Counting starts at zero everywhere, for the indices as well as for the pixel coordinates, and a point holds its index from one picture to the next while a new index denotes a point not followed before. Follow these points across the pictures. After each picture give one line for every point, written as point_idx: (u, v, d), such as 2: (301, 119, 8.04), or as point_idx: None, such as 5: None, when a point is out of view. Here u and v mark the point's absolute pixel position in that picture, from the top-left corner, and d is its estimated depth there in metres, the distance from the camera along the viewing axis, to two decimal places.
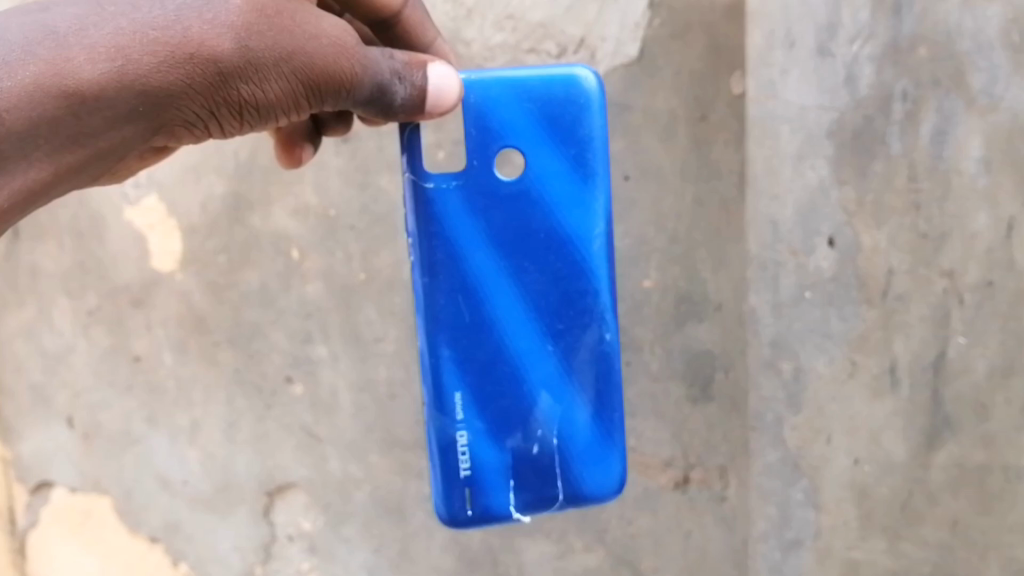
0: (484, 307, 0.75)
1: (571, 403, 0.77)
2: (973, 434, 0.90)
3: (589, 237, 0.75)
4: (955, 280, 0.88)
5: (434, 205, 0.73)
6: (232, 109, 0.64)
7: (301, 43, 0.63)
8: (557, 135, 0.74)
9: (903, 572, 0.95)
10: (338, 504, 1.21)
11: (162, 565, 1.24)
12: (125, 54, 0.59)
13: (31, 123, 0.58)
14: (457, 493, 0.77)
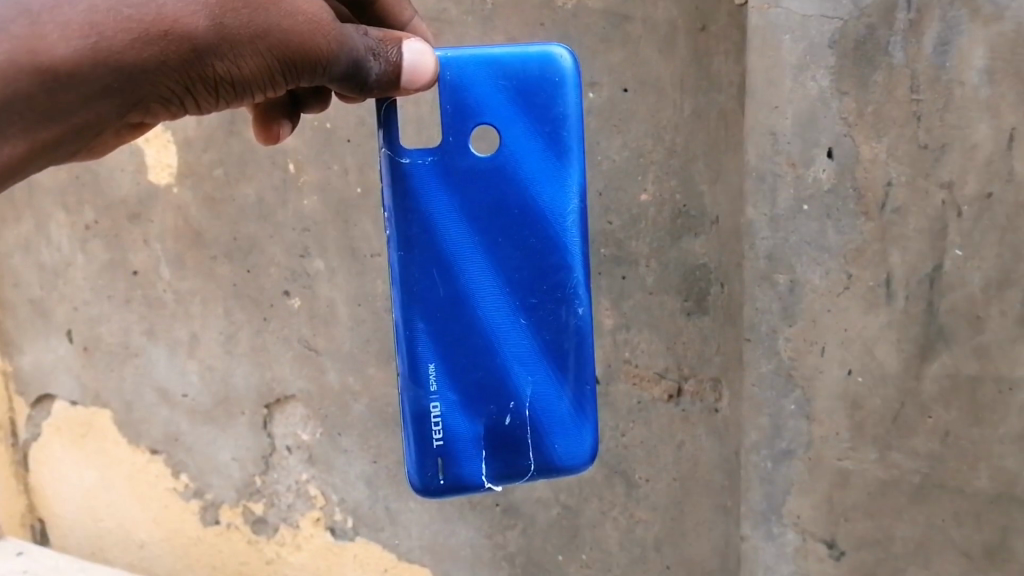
0: (457, 281, 0.75)
1: (545, 376, 0.78)
2: (966, 346, 0.82)
3: (564, 214, 0.75)
4: (953, 192, 0.80)
5: (410, 180, 0.74)
6: (208, 86, 0.63)
7: (276, 20, 0.62)
8: (532, 113, 0.75)
9: (892, 484, 0.86)
10: (336, 415, 1.23)
11: (164, 472, 1.37)
12: (100, 30, 0.58)
13: (5, 97, 0.57)
14: (430, 462, 0.77)
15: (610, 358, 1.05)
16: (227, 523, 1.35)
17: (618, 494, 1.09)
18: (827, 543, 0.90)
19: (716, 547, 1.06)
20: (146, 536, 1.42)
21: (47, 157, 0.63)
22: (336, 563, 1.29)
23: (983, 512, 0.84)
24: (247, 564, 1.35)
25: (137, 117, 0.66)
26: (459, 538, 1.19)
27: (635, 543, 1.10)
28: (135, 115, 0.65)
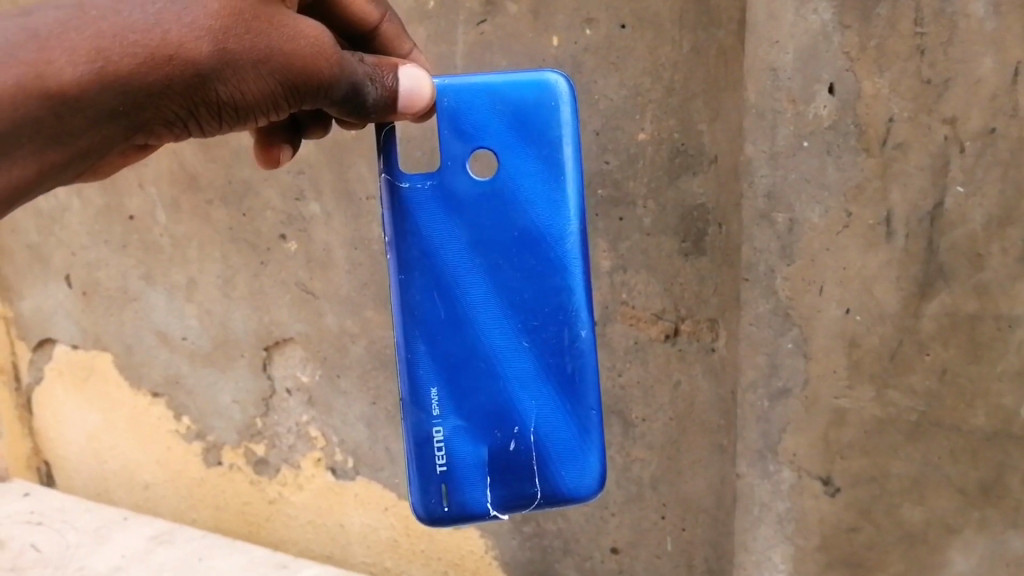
0: (459, 306, 0.82)
1: (548, 400, 0.84)
2: (966, 284, 0.80)
3: (562, 237, 0.82)
4: (957, 128, 0.77)
5: (410, 205, 0.81)
6: (211, 109, 0.68)
7: (277, 44, 0.67)
8: (527, 138, 0.81)
9: (890, 422, 0.86)
10: (335, 358, 1.23)
11: (166, 415, 1.38)
12: (105, 55, 0.61)
13: (14, 125, 0.59)
14: (434, 489, 0.84)
15: (607, 299, 1.05)
16: (229, 464, 1.36)
17: (615, 433, 1.10)
18: (822, 480, 0.90)
19: (711, 485, 1.07)
20: (149, 479, 1.43)
21: (55, 179, 0.66)
22: (337, 503, 1.30)
23: (978, 450, 0.83)
24: (249, 504, 1.37)
25: (140, 137, 0.70)
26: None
27: (632, 481, 1.11)
28: (140, 135, 0.69)
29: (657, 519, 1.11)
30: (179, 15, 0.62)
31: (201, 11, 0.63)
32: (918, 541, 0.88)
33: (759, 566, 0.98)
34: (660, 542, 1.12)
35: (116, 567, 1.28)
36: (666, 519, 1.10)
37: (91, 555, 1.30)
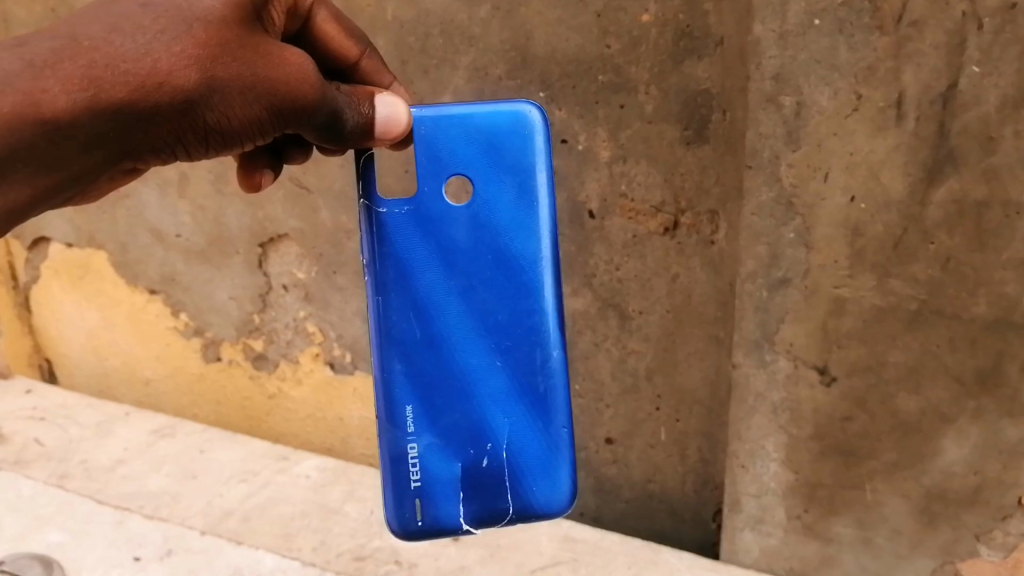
0: (435, 327, 0.86)
1: (521, 417, 0.88)
2: (975, 170, 0.77)
3: (535, 263, 0.86)
4: (976, 3, 0.73)
5: (388, 229, 0.84)
6: (200, 134, 0.72)
7: (262, 72, 0.71)
8: (501, 168, 0.84)
9: (890, 311, 0.85)
10: (331, 254, 1.21)
11: (164, 312, 1.38)
12: (98, 83, 0.65)
13: (13, 144, 0.64)
14: (410, 503, 0.88)
15: (606, 191, 1.03)
16: (229, 360, 1.37)
17: (612, 326, 1.10)
18: (819, 369, 0.91)
19: (706, 376, 1.07)
20: (149, 376, 1.45)
21: (52, 193, 0.72)
22: (337, 396, 1.31)
23: (978, 339, 0.83)
24: (249, 399, 1.39)
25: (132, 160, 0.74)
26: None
27: (627, 373, 1.12)
28: (133, 159, 0.73)
29: (652, 410, 1.12)
30: (168, 46, 0.67)
31: (190, 42, 0.68)
32: (911, 429, 0.89)
33: (753, 456, 0.99)
34: (654, 433, 1.14)
35: (118, 462, 1.28)
36: (660, 410, 1.12)
37: (94, 450, 1.30)
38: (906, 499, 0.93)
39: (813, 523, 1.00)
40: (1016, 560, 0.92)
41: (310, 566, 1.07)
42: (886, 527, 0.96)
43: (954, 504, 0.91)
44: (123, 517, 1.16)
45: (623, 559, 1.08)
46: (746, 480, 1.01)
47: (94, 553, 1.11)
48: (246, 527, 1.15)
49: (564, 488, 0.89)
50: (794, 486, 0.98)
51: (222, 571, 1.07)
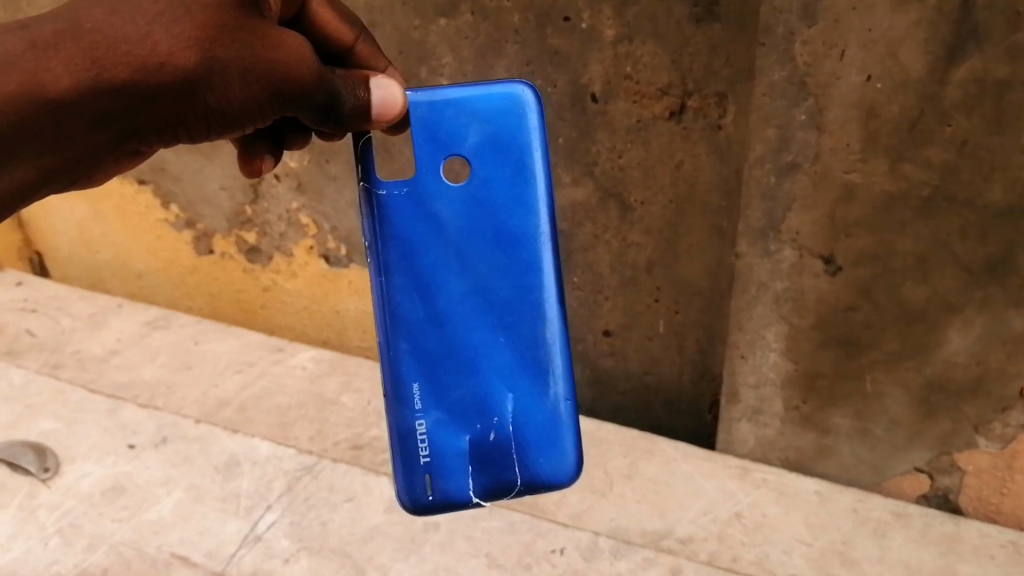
0: (437, 306, 0.80)
1: (526, 393, 0.83)
2: (998, 47, 0.73)
3: (532, 238, 0.80)
4: None
5: (387, 210, 0.78)
6: (200, 117, 0.66)
7: (262, 52, 0.65)
8: (498, 145, 0.78)
9: (900, 197, 0.82)
10: (322, 142, 1.15)
11: (154, 203, 1.35)
12: (100, 63, 0.59)
13: (12, 130, 0.57)
14: (419, 479, 0.83)
15: (610, 73, 0.97)
16: (221, 253, 1.35)
17: (612, 217, 1.06)
18: (824, 259, 0.89)
19: (708, 268, 1.05)
20: (142, 268, 1.43)
21: (49, 178, 0.65)
22: (332, 289, 1.29)
23: (990, 226, 0.81)
24: (244, 292, 1.37)
25: (122, 148, 0.67)
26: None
27: (627, 266, 1.09)
28: (123, 147, 0.67)
29: (651, 303, 1.11)
30: (169, 28, 0.61)
31: (189, 23, 0.62)
32: (915, 319, 0.89)
33: (752, 346, 0.99)
34: (653, 325, 1.12)
35: (112, 353, 1.26)
36: (659, 303, 1.10)
37: (86, 341, 1.29)
38: (905, 390, 0.94)
39: (811, 414, 1.01)
40: (1012, 451, 0.94)
41: (306, 453, 1.07)
42: (885, 419, 0.97)
43: (954, 395, 0.92)
44: (116, 406, 1.15)
45: (619, 449, 1.08)
46: (745, 370, 1.01)
47: (88, 442, 1.11)
48: (242, 417, 1.14)
49: (570, 460, 0.85)
50: (793, 376, 0.99)
51: (219, 458, 1.07)
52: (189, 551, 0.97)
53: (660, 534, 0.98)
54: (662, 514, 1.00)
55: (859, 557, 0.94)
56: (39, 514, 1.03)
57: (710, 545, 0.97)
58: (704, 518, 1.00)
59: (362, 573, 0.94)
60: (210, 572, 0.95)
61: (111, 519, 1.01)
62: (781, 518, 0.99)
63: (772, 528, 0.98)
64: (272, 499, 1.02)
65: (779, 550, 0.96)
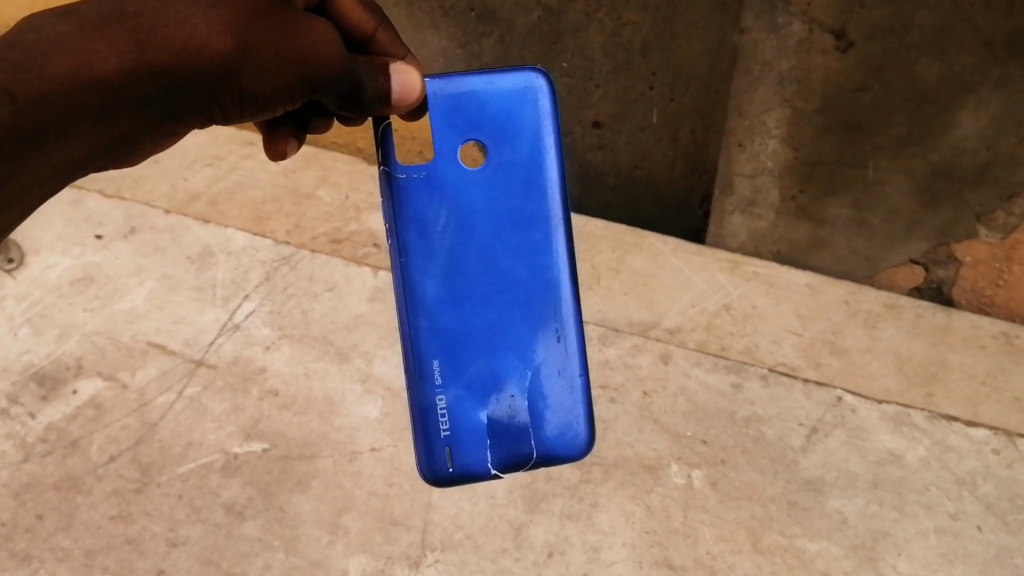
0: (454, 291, 0.76)
1: (541, 369, 0.78)
2: None
3: (545, 218, 0.76)
4: None
5: (405, 193, 0.75)
6: (233, 98, 0.64)
7: (295, 36, 0.64)
8: (513, 133, 0.75)
9: None
10: None
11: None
12: (144, 45, 0.58)
13: (65, 111, 0.56)
14: (439, 449, 0.79)
15: None
16: None
17: None
18: (835, 34, 0.82)
19: (707, 49, 0.93)
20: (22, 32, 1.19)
21: (96, 161, 0.63)
22: None
23: None
24: None
25: (158, 133, 0.66)
26: (417, 24, 1.02)
27: (620, 48, 0.96)
28: (160, 129, 0.65)
29: (644, 91, 1.00)
30: (204, 15, 0.60)
31: (222, 9, 0.61)
32: (927, 101, 0.83)
33: (751, 133, 0.94)
34: (645, 115, 1.02)
35: None
36: (653, 91, 0.99)
37: None
38: (908, 177, 0.90)
39: (807, 205, 0.97)
40: (1013, 241, 0.91)
41: (283, 243, 1.02)
42: (884, 208, 0.94)
43: (959, 182, 0.88)
44: (80, 197, 1.07)
45: (608, 244, 1.00)
46: (741, 159, 0.97)
47: (52, 231, 1.05)
48: (213, 213, 1.05)
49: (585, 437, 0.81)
50: (792, 164, 0.94)
51: (192, 249, 1.03)
52: (165, 340, 0.96)
53: (648, 326, 0.95)
54: (650, 306, 0.97)
55: (849, 348, 0.93)
56: (6, 305, 1.00)
57: (698, 336, 0.94)
58: (693, 310, 0.96)
59: (346, 359, 0.94)
60: (189, 360, 0.95)
61: (82, 309, 0.99)
62: (772, 310, 0.96)
63: (761, 319, 0.95)
64: (249, 288, 0.99)
65: (768, 340, 0.94)
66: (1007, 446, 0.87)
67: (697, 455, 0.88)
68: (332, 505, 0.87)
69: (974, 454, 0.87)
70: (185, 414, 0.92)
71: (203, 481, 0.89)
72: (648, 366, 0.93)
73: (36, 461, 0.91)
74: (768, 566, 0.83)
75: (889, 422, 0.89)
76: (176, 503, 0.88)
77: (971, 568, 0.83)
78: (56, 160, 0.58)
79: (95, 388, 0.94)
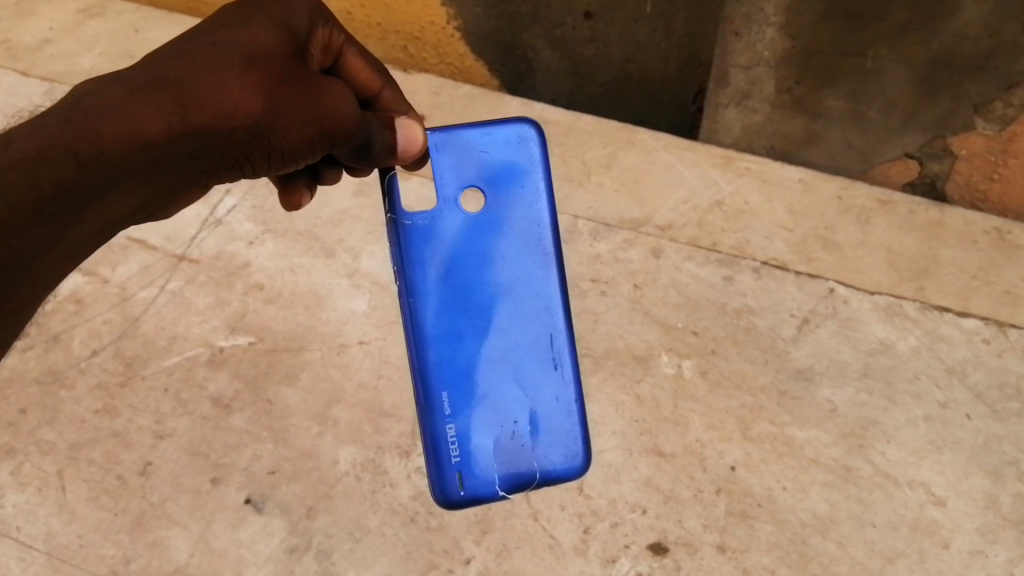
0: (461, 327, 0.79)
1: (542, 397, 0.80)
2: None
3: (538, 254, 0.79)
4: None
5: (410, 237, 0.78)
6: (264, 155, 0.65)
7: (322, 97, 0.65)
8: (509, 178, 0.79)
9: None
10: None
11: None
12: (188, 108, 0.59)
13: (120, 170, 0.57)
14: (450, 475, 0.80)
15: None
16: None
17: None
18: None
19: None
20: None
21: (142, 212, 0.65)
22: None
23: None
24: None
25: (193, 186, 0.67)
26: None
27: None
28: (196, 183, 0.66)
29: None
30: (239, 78, 0.61)
31: (254, 73, 0.62)
32: None
33: (748, 20, 0.91)
34: (638, 5, 0.98)
35: (45, 41, 1.08)
36: None
37: (10, 25, 1.09)
38: (908, 67, 0.88)
39: (803, 97, 0.95)
40: (1011, 133, 0.89)
41: None
42: (882, 100, 0.92)
43: (959, 72, 0.86)
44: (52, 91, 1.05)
45: (598, 140, 0.98)
46: (738, 49, 0.93)
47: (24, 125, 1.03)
48: None
49: (578, 450, 0.82)
50: (789, 54, 0.91)
51: None
52: (146, 237, 0.95)
53: (639, 223, 0.94)
54: (641, 202, 0.95)
55: (841, 243, 0.91)
56: None
57: (689, 232, 0.93)
58: (685, 207, 0.94)
59: (332, 255, 0.92)
60: (171, 255, 0.94)
61: None
62: (764, 206, 0.93)
63: (754, 215, 0.93)
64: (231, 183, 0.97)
65: (760, 235, 0.92)
66: (999, 336, 0.87)
67: (688, 346, 0.88)
68: (320, 397, 0.87)
69: (966, 344, 0.87)
70: (169, 307, 0.91)
71: (189, 374, 0.89)
72: (639, 261, 0.92)
73: (17, 355, 0.90)
74: (758, 453, 0.84)
75: (881, 313, 0.89)
76: (162, 396, 0.88)
77: (959, 455, 0.84)
78: (101, 211, 0.60)
79: (75, 284, 0.93)
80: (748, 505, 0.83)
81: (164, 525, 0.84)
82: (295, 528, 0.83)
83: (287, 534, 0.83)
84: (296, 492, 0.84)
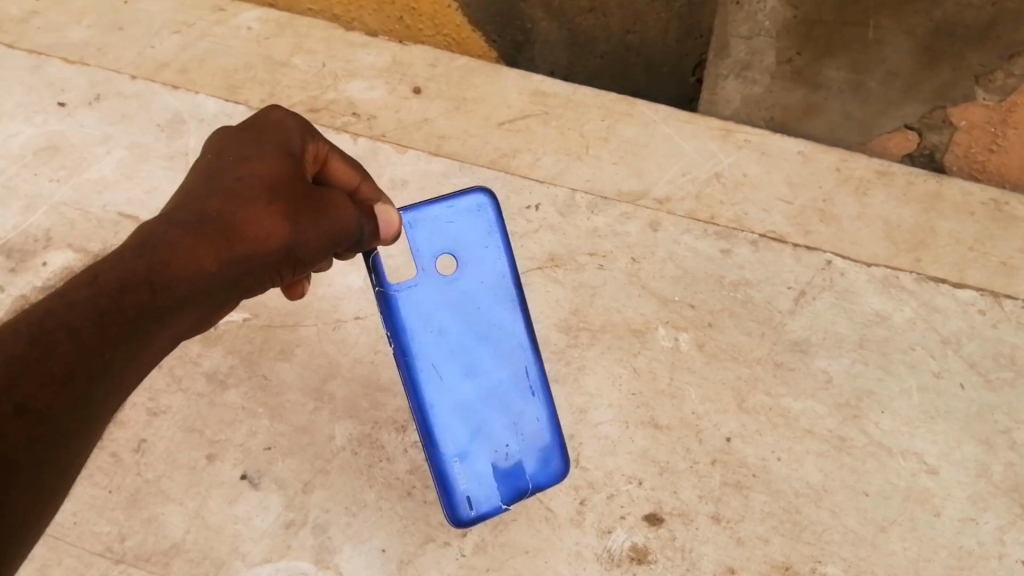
0: (450, 377, 0.82)
1: (526, 422, 0.83)
2: None
3: (506, 296, 0.82)
4: None
5: (398, 307, 0.80)
6: (287, 274, 0.64)
7: (334, 214, 0.66)
8: (472, 241, 0.82)
9: None
10: None
11: None
12: (234, 242, 0.59)
13: (187, 296, 0.55)
14: (459, 500, 0.81)
15: None
16: None
17: None
18: None
19: None
20: None
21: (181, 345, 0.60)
22: None
23: None
24: None
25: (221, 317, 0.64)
26: None
27: None
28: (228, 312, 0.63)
29: None
30: (267, 208, 0.61)
31: (279, 200, 0.63)
32: None
33: None
34: None
35: (31, 13, 1.06)
36: None
37: None
38: (909, 36, 0.87)
39: (802, 68, 0.94)
40: (1011, 103, 0.89)
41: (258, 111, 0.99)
42: (881, 71, 0.91)
43: (961, 41, 0.86)
44: (40, 63, 1.04)
45: (596, 112, 0.97)
46: (738, 19, 0.92)
47: (12, 99, 1.02)
48: (185, 82, 1.01)
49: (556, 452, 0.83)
50: (790, 24, 0.90)
51: (162, 116, 1.00)
52: (137, 212, 0.96)
53: (637, 196, 0.93)
54: (638, 175, 0.94)
55: (839, 215, 0.91)
56: None
57: (686, 205, 0.93)
58: (681, 179, 0.94)
59: None
60: None
61: (49, 179, 0.98)
62: (763, 178, 0.93)
63: (751, 188, 0.93)
64: None
65: (757, 208, 0.92)
66: (994, 308, 0.87)
67: (685, 318, 0.88)
68: (316, 372, 0.87)
69: (961, 316, 0.87)
70: None
71: (184, 351, 0.89)
72: (636, 234, 0.92)
73: None
74: (753, 425, 0.85)
75: (877, 285, 0.88)
76: (156, 373, 0.88)
77: (952, 425, 0.84)
78: (143, 370, 0.53)
79: (66, 260, 0.95)
80: (743, 476, 0.83)
81: (160, 502, 0.84)
82: (292, 503, 0.84)
83: (284, 509, 0.84)
84: (293, 467, 0.85)
